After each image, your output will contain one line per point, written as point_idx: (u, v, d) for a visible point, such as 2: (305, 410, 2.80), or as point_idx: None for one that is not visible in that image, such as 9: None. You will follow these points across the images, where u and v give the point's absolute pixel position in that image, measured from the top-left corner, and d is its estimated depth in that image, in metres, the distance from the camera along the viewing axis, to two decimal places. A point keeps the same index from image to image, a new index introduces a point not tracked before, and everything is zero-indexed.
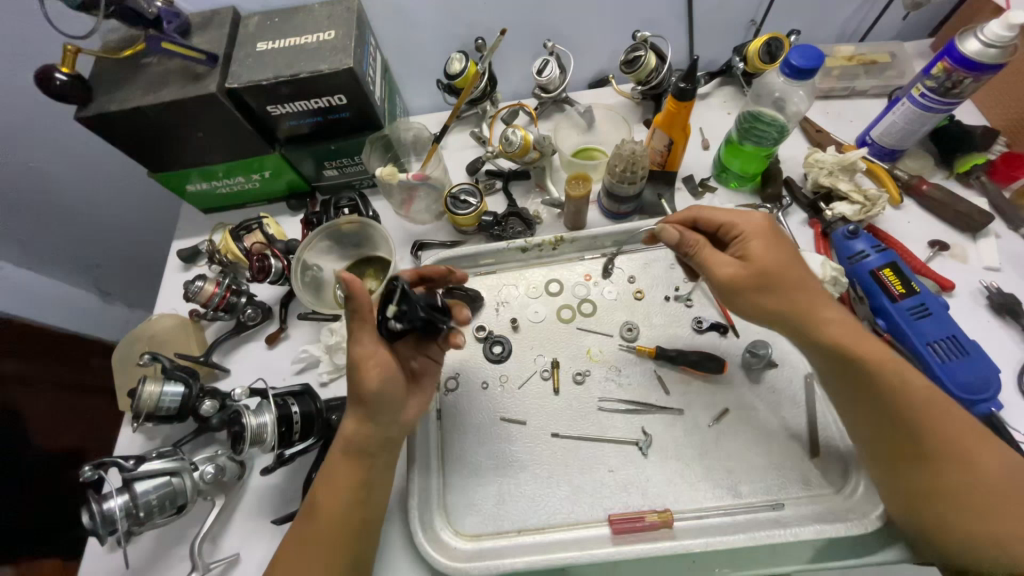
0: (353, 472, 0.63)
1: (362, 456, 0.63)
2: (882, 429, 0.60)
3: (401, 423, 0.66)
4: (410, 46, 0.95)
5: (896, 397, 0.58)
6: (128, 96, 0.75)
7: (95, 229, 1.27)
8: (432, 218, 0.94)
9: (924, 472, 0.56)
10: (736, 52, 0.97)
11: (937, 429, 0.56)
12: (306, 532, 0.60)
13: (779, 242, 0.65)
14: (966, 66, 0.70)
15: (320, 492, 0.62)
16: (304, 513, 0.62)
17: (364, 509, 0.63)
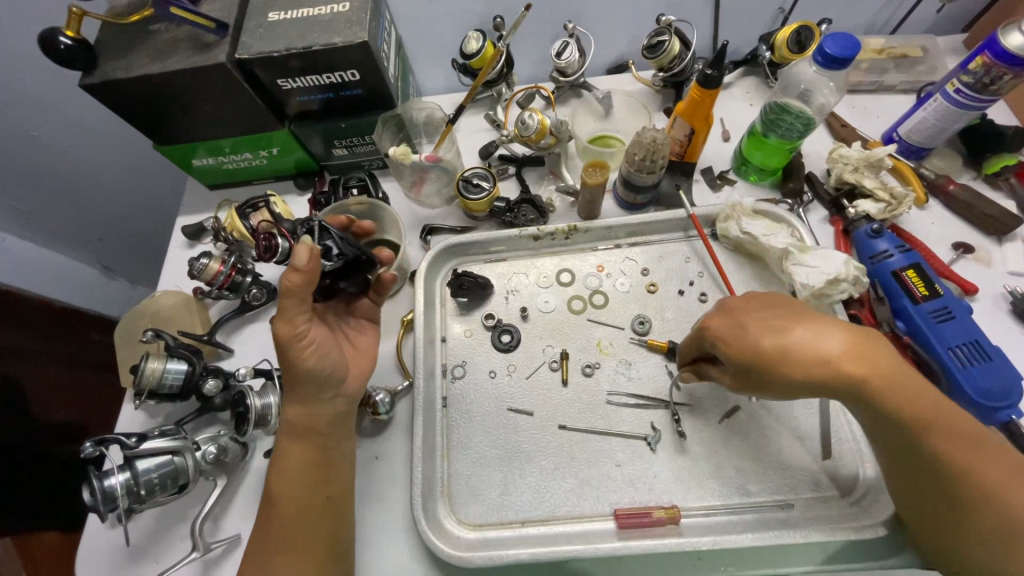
0: (310, 455, 0.65)
1: (311, 435, 0.65)
2: (905, 466, 0.55)
3: (344, 395, 0.69)
4: (426, 23, 0.92)
5: (921, 441, 0.52)
6: (135, 64, 0.73)
7: (98, 202, 1.25)
8: (442, 202, 0.92)
9: (942, 507, 0.53)
10: (763, 41, 0.93)
11: (967, 469, 0.51)
12: (272, 521, 0.62)
13: (758, 325, 0.54)
14: (1007, 61, 0.67)
15: (278, 478, 0.64)
16: (266, 502, 0.64)
17: (329, 491, 0.64)
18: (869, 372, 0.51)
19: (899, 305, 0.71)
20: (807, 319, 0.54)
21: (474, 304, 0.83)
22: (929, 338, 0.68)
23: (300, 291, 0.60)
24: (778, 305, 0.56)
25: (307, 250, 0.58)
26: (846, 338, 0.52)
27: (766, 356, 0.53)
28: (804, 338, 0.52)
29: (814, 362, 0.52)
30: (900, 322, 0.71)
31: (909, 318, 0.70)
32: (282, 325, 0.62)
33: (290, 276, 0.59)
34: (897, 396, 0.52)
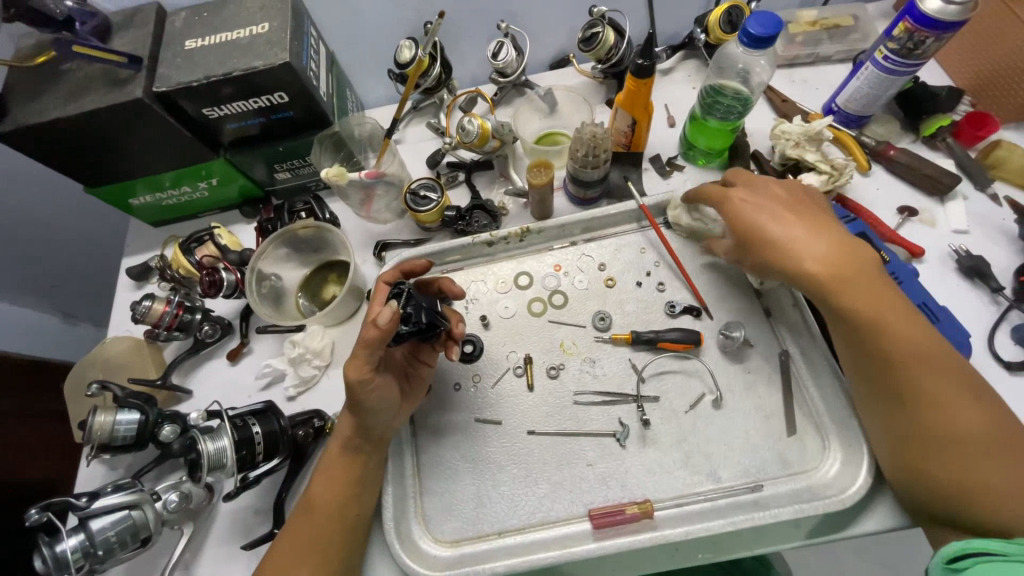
0: (352, 469, 0.64)
1: (363, 447, 0.65)
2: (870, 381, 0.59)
3: (394, 426, 0.67)
4: (356, 36, 0.90)
5: (886, 347, 0.57)
6: (47, 107, 0.69)
7: (46, 250, 1.20)
8: (393, 216, 0.90)
9: (898, 420, 0.57)
10: (697, 23, 0.93)
11: (924, 378, 0.55)
12: (303, 524, 0.62)
13: (797, 208, 0.66)
14: (927, 25, 0.68)
15: (317, 488, 0.64)
16: (303, 508, 0.64)
17: (359, 511, 0.64)
18: (829, 259, 0.60)
19: None
20: (806, 220, 0.64)
21: None
22: None
23: (370, 347, 0.58)
24: (795, 203, 0.67)
25: (389, 318, 0.56)
26: (812, 228, 0.63)
27: (754, 233, 0.65)
28: (764, 223, 0.65)
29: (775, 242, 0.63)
30: None
31: None
32: (349, 366, 0.60)
33: (367, 331, 0.57)
34: (860, 296, 0.59)
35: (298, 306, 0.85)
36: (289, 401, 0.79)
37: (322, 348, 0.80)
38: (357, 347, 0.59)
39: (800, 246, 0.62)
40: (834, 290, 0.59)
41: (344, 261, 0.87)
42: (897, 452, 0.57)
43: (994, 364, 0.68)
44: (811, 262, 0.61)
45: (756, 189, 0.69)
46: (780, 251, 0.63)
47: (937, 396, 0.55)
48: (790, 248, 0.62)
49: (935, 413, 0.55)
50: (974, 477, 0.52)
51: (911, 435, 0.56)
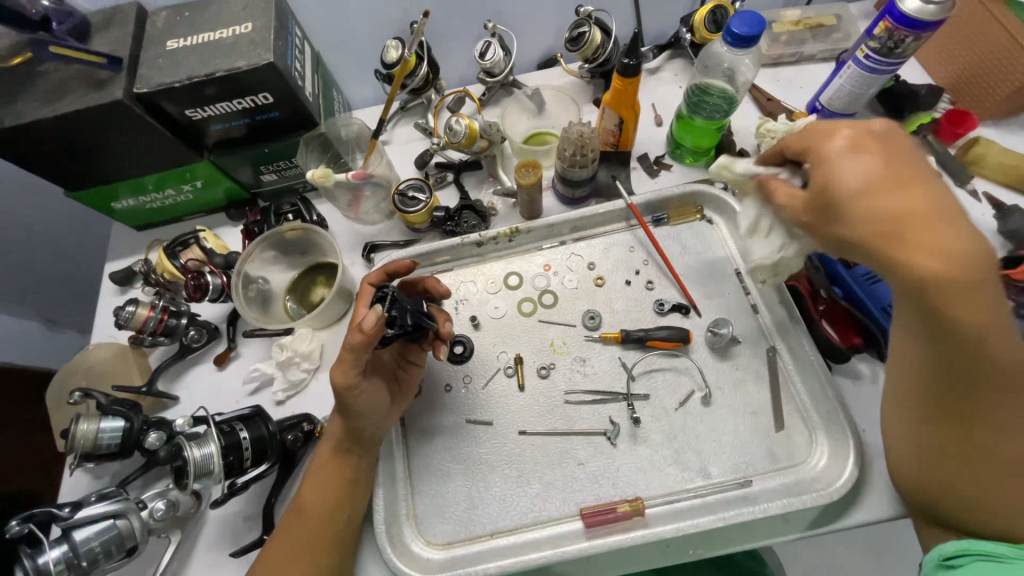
0: (344, 472, 0.64)
1: (355, 449, 0.65)
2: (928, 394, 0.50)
3: (384, 427, 0.67)
4: (342, 36, 0.89)
5: (968, 366, 0.46)
6: (23, 109, 0.68)
7: (27, 256, 1.18)
8: (382, 217, 0.90)
9: (949, 436, 0.50)
10: (683, 23, 0.94)
11: (990, 403, 0.47)
12: (294, 528, 0.62)
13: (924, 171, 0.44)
14: (907, 24, 0.69)
15: (308, 491, 0.64)
16: (294, 512, 0.63)
17: (350, 515, 0.63)
18: (952, 256, 0.42)
19: (834, 270, 0.74)
20: (931, 190, 0.43)
21: None
22: (864, 301, 0.71)
23: (355, 352, 0.57)
24: (911, 173, 0.44)
25: (374, 321, 0.56)
26: (936, 204, 0.43)
27: (841, 203, 0.46)
28: (893, 186, 0.44)
29: (887, 219, 0.44)
30: (836, 286, 0.74)
31: (844, 284, 0.73)
32: (335, 372, 0.59)
33: (351, 337, 0.57)
34: (971, 309, 0.42)
35: (286, 309, 0.84)
36: (278, 405, 0.78)
37: (310, 351, 0.79)
38: (342, 353, 0.58)
39: (909, 233, 0.43)
40: (945, 297, 0.42)
41: (332, 263, 0.86)
42: (930, 463, 0.52)
43: None
44: (926, 254, 0.42)
45: (855, 136, 0.48)
46: (848, 235, 0.47)
47: (997, 417, 0.47)
48: (901, 228, 0.43)
49: (989, 438, 0.48)
50: (1009, 503, 0.48)
51: (950, 451, 0.50)
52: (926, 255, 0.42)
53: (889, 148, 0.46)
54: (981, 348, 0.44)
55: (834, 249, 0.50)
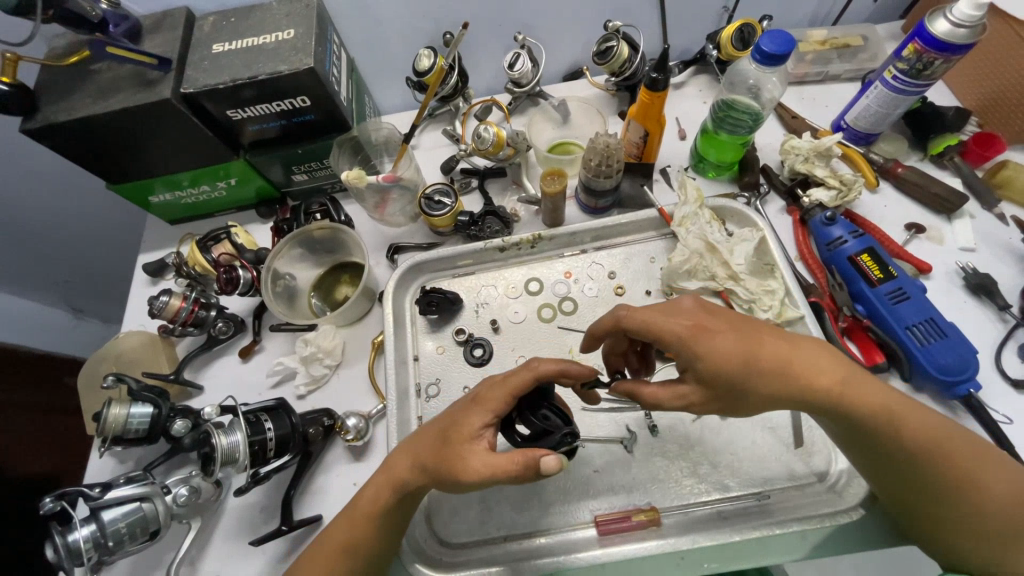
0: (394, 516, 0.58)
1: (407, 499, 0.58)
2: (885, 468, 0.56)
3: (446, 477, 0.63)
4: (377, 45, 0.92)
5: (899, 444, 0.53)
6: (76, 105, 0.71)
7: (60, 244, 1.22)
8: (407, 220, 0.92)
9: (934, 505, 0.53)
10: (710, 40, 0.95)
11: (946, 464, 0.52)
12: (339, 559, 0.58)
13: (740, 327, 0.54)
14: (936, 47, 0.69)
15: (354, 525, 0.58)
16: (340, 541, 0.58)
17: (392, 543, 0.60)
18: (826, 382, 0.52)
19: (857, 289, 0.73)
20: (779, 333, 0.55)
21: (444, 320, 0.82)
22: (886, 319, 0.70)
23: (516, 479, 0.50)
24: (750, 324, 0.55)
25: (557, 467, 0.50)
26: (790, 340, 0.54)
27: (736, 379, 0.52)
28: (761, 357, 0.52)
29: (781, 376, 0.52)
30: (859, 305, 0.73)
31: (867, 302, 0.72)
32: (472, 462, 0.52)
33: (524, 466, 0.50)
34: (862, 402, 0.52)
35: (311, 306, 0.87)
36: (300, 399, 0.80)
37: (333, 347, 0.81)
38: (501, 468, 0.50)
39: (796, 377, 0.52)
40: (841, 406, 0.53)
41: (357, 262, 0.89)
42: (926, 527, 0.55)
43: (1001, 382, 0.69)
44: (811, 379, 0.52)
45: (693, 312, 0.56)
46: (777, 395, 0.52)
47: (954, 482, 0.52)
48: (797, 375, 0.52)
49: (969, 496, 0.51)
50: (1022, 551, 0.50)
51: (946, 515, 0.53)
52: (819, 387, 0.52)
53: (714, 315, 0.55)
54: (894, 430, 0.52)
55: (772, 405, 0.53)
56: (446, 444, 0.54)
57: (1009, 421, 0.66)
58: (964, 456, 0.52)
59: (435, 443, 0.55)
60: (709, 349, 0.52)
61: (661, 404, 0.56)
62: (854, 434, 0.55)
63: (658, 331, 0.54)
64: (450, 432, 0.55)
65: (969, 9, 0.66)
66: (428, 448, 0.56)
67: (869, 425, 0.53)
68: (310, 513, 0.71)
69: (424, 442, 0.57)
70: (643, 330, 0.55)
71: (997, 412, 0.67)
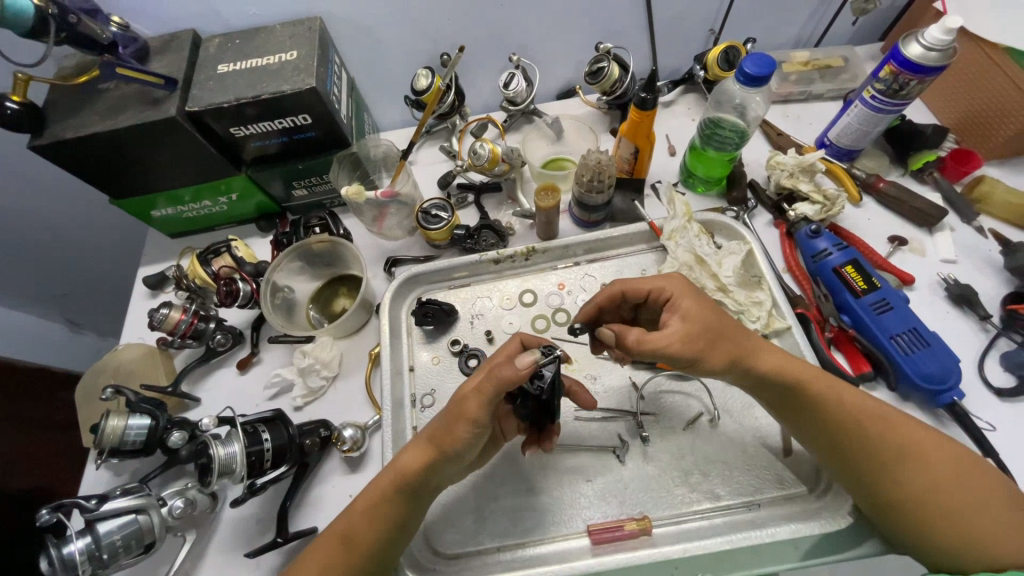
0: (391, 511, 0.58)
1: (415, 494, 0.59)
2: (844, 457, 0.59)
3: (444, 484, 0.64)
4: (377, 65, 0.96)
5: (835, 416, 0.59)
6: (85, 122, 0.74)
7: (60, 258, 1.23)
8: (405, 233, 0.94)
9: (897, 485, 0.56)
10: (697, 61, 0.99)
11: (885, 436, 0.57)
12: (337, 554, 0.58)
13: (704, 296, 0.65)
14: (911, 69, 0.73)
15: (355, 514, 0.59)
16: (339, 534, 0.59)
17: (392, 547, 0.59)
18: (770, 352, 0.62)
19: (842, 300, 0.75)
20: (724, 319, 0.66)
21: (439, 331, 0.83)
22: (871, 329, 0.72)
23: (499, 387, 0.54)
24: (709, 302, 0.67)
25: (532, 362, 0.55)
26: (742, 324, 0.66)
27: (711, 323, 0.60)
28: (722, 333, 0.60)
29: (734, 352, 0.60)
30: (845, 315, 0.75)
31: (852, 312, 0.74)
32: (473, 406, 0.55)
33: (503, 370, 0.54)
34: (805, 371, 0.62)
35: (309, 318, 0.88)
36: (297, 410, 0.80)
37: (331, 359, 0.82)
38: (485, 383, 0.55)
39: (749, 346, 0.62)
40: (785, 384, 0.61)
41: (355, 275, 0.91)
42: (899, 524, 0.56)
43: (984, 390, 0.70)
44: (759, 348, 0.62)
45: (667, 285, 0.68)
46: (742, 347, 0.61)
47: (906, 451, 0.56)
48: (751, 344, 0.62)
49: (914, 470, 0.55)
50: (976, 526, 0.52)
51: (905, 499, 0.55)
52: (766, 368, 0.61)
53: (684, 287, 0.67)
54: (830, 403, 0.60)
55: (741, 361, 0.61)
56: (449, 410, 0.58)
57: (992, 428, 0.68)
58: (902, 430, 0.58)
59: (440, 419, 0.59)
60: (679, 310, 0.61)
61: (647, 346, 0.58)
62: (800, 416, 0.61)
63: (653, 291, 0.65)
64: (454, 400, 0.58)
65: (940, 33, 0.69)
66: (435, 424, 0.59)
67: (814, 394, 0.60)
68: (305, 524, 0.71)
69: (427, 427, 0.61)
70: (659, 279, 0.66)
71: (980, 419, 0.69)
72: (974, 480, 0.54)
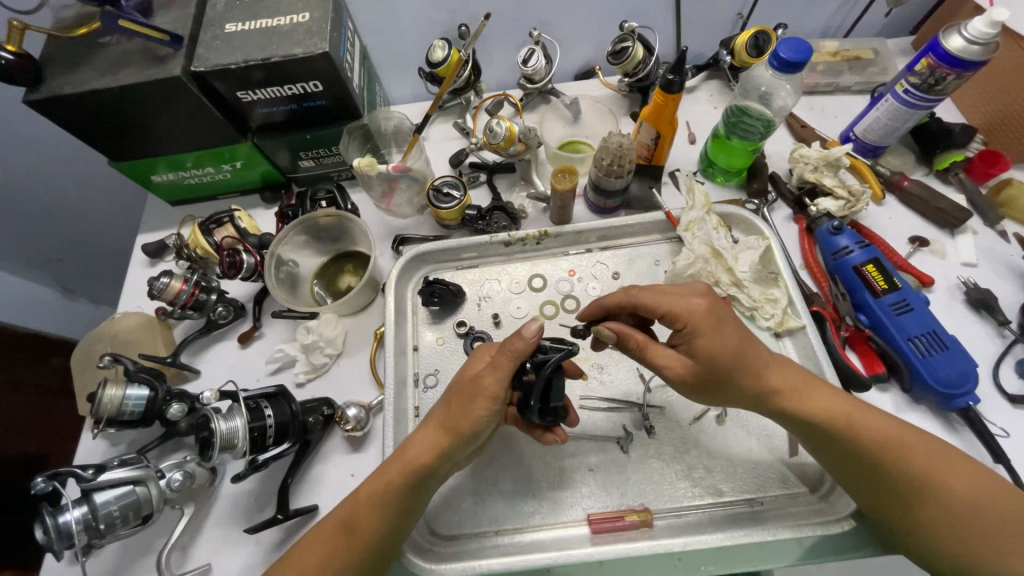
0: (395, 506, 0.57)
1: (418, 489, 0.58)
2: (857, 476, 0.58)
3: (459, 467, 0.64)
4: (391, 33, 0.92)
5: (850, 441, 0.57)
6: (84, 77, 0.70)
7: (57, 221, 1.20)
8: (414, 212, 0.91)
9: (909, 505, 0.55)
10: (723, 46, 0.96)
11: (901, 463, 0.55)
12: (337, 542, 0.57)
13: (724, 327, 0.59)
14: (949, 63, 0.70)
15: (358, 503, 0.58)
16: (342, 522, 0.58)
17: (393, 542, 0.58)
18: (781, 384, 0.59)
19: (860, 299, 0.74)
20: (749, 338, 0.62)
21: (446, 312, 0.81)
22: (889, 330, 0.71)
23: (517, 359, 0.57)
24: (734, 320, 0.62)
25: (536, 330, 0.56)
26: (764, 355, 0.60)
27: (723, 368, 0.58)
28: (733, 375, 0.58)
29: (744, 391, 0.59)
30: (862, 315, 0.74)
31: (870, 311, 0.73)
32: (490, 381, 0.57)
33: (512, 344, 0.57)
34: (817, 403, 0.58)
35: (313, 294, 0.86)
36: (299, 387, 0.79)
37: (335, 336, 0.80)
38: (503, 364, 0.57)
39: (760, 380, 0.59)
40: (797, 411, 0.59)
41: (362, 252, 0.88)
42: (906, 535, 0.56)
43: (998, 397, 0.70)
44: (770, 381, 0.59)
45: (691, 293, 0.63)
46: (752, 388, 0.59)
47: (922, 480, 0.54)
48: (761, 376, 0.59)
49: (929, 495, 0.54)
50: (990, 553, 0.51)
51: (914, 518, 0.55)
52: (779, 398, 0.59)
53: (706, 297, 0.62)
54: (845, 428, 0.57)
55: (747, 397, 0.60)
56: (456, 390, 0.59)
57: (1005, 434, 0.67)
58: (921, 450, 0.55)
59: (448, 401, 0.59)
60: (691, 347, 0.59)
61: (650, 356, 0.61)
62: (815, 440, 0.59)
63: (669, 314, 0.60)
64: (461, 378, 0.60)
65: (984, 26, 0.67)
66: (443, 409, 0.60)
67: (826, 424, 0.58)
68: (304, 503, 0.70)
69: (437, 413, 0.60)
70: (683, 306, 0.59)
71: (993, 425, 0.68)
72: (993, 507, 0.53)
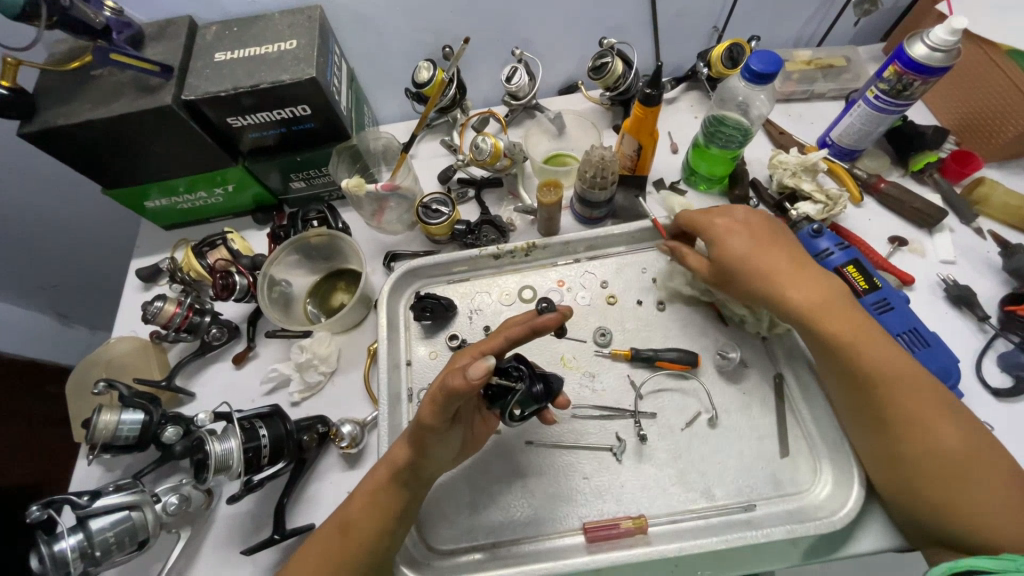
0: (391, 503, 0.58)
1: (409, 485, 0.59)
2: (858, 410, 0.62)
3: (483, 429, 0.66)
4: (377, 56, 0.94)
5: (860, 371, 0.62)
6: (77, 109, 0.72)
7: (51, 249, 1.21)
8: (404, 228, 0.93)
9: (899, 449, 0.59)
10: (701, 58, 0.99)
11: (902, 403, 0.60)
12: (335, 545, 0.58)
13: (758, 237, 0.70)
14: (915, 69, 0.73)
15: (355, 506, 0.59)
16: (339, 524, 0.59)
17: (391, 541, 0.58)
18: (807, 300, 0.65)
19: None
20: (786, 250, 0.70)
21: (437, 327, 0.82)
22: None
23: (454, 395, 0.50)
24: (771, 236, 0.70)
25: (482, 372, 0.49)
26: (795, 267, 0.67)
27: (747, 266, 0.68)
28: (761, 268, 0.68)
29: (762, 287, 0.67)
30: None
31: None
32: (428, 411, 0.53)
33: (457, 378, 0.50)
34: (834, 322, 0.63)
35: (306, 312, 0.87)
36: (293, 406, 0.79)
37: (329, 354, 0.81)
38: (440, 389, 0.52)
39: (783, 291, 0.66)
40: (814, 331, 0.64)
41: (354, 270, 0.89)
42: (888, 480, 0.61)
43: (982, 391, 0.71)
44: (795, 296, 0.65)
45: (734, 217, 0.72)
46: (781, 294, 0.66)
47: (917, 422, 0.59)
48: (782, 288, 0.66)
49: (920, 441, 0.58)
50: (967, 502, 0.55)
51: (898, 458, 0.59)
52: (798, 309, 0.65)
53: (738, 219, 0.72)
54: (857, 360, 0.62)
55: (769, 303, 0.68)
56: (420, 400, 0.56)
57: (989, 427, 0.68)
58: (924, 395, 0.60)
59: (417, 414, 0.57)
60: (724, 249, 0.70)
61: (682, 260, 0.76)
62: (829, 364, 0.65)
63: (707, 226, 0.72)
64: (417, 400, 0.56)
65: (946, 34, 0.69)
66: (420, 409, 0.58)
67: (837, 349, 0.63)
68: (301, 521, 0.70)
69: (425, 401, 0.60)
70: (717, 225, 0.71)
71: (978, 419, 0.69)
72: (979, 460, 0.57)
